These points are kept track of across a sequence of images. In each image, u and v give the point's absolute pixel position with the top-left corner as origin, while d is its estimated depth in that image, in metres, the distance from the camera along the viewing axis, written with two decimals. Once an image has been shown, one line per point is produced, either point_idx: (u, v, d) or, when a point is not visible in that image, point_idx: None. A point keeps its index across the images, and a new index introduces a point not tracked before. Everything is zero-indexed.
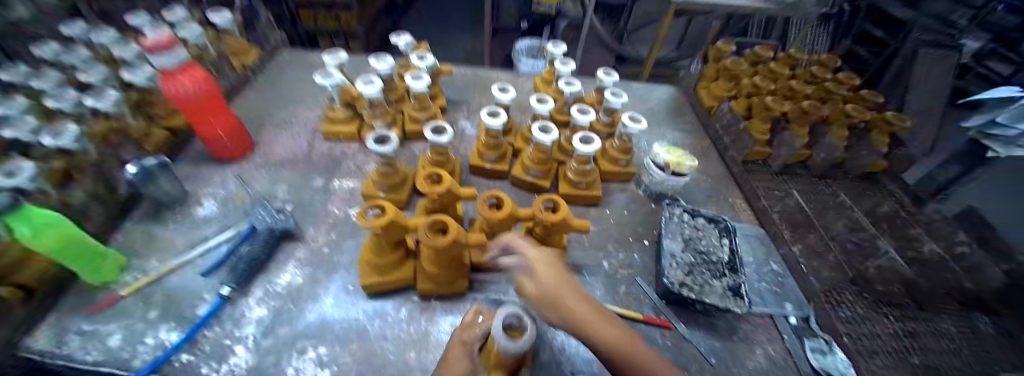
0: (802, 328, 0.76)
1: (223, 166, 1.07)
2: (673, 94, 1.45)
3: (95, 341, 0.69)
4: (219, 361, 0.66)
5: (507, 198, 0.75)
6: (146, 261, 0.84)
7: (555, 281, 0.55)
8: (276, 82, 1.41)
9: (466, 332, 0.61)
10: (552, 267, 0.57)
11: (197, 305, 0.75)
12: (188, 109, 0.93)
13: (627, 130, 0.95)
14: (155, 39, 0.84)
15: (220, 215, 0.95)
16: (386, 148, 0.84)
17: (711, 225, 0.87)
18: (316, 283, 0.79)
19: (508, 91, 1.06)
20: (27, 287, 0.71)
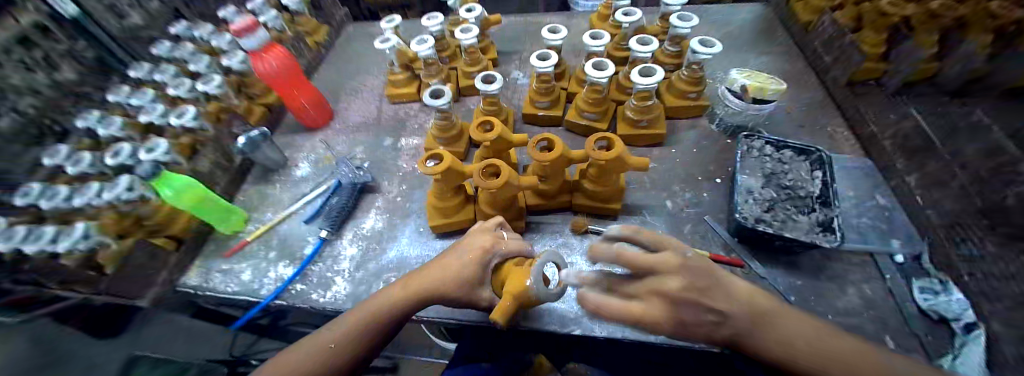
0: (911, 267, 0.67)
1: (310, 135, 1.16)
2: (758, 17, 1.24)
3: (234, 276, 0.87)
4: (325, 289, 0.78)
5: (558, 140, 0.74)
6: (260, 214, 0.99)
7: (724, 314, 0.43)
8: (343, 53, 1.45)
9: (494, 243, 0.63)
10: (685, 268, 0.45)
11: (304, 246, 0.88)
12: (277, 85, 1.02)
13: (697, 57, 0.85)
14: (241, 23, 0.92)
15: (313, 174, 1.05)
16: (438, 101, 0.85)
17: (800, 157, 0.77)
18: (393, 227, 0.87)
19: (558, 32, 0.99)
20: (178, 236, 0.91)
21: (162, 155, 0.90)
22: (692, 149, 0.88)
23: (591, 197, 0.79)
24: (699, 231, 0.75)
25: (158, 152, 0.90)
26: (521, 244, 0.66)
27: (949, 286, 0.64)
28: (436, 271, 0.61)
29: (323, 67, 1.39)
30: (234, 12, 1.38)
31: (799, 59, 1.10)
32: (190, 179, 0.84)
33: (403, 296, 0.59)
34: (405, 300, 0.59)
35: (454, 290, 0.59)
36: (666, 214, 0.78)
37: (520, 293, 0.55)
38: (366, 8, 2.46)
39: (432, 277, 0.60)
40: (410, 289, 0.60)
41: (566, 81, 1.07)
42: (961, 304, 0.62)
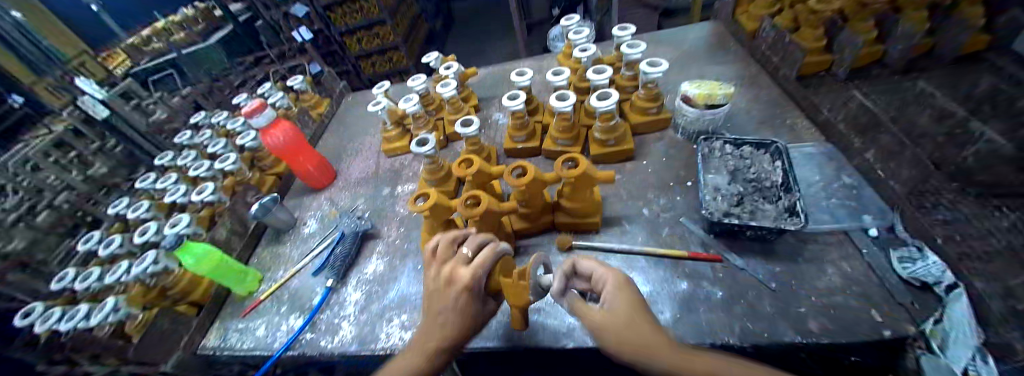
0: (887, 240, 0.70)
1: (315, 194, 1.27)
2: (714, 33, 1.35)
3: (249, 333, 0.92)
4: (332, 335, 0.83)
5: (530, 165, 0.81)
6: (272, 272, 1.07)
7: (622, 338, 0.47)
8: (343, 119, 1.60)
9: (474, 273, 0.58)
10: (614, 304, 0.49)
11: (312, 297, 0.94)
12: (283, 154, 1.14)
13: (649, 77, 0.94)
14: (249, 105, 1.05)
15: (319, 229, 1.14)
16: (424, 149, 0.95)
17: (760, 151, 0.82)
18: (393, 268, 0.92)
19: (525, 74, 1.10)
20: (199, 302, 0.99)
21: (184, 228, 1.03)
22: (662, 159, 0.94)
23: (570, 215, 0.85)
24: (676, 233, 0.79)
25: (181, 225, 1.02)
26: (494, 250, 0.61)
27: (926, 251, 0.64)
28: (440, 318, 0.60)
29: (326, 134, 1.53)
30: (248, 98, 1.59)
31: (754, 65, 1.18)
32: (208, 244, 0.92)
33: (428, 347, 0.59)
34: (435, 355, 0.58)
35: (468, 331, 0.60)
36: (643, 221, 0.83)
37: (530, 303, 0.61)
38: (366, 79, 2.73)
39: (448, 320, 0.59)
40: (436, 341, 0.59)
41: (540, 115, 1.17)
42: (939, 267, 0.61)
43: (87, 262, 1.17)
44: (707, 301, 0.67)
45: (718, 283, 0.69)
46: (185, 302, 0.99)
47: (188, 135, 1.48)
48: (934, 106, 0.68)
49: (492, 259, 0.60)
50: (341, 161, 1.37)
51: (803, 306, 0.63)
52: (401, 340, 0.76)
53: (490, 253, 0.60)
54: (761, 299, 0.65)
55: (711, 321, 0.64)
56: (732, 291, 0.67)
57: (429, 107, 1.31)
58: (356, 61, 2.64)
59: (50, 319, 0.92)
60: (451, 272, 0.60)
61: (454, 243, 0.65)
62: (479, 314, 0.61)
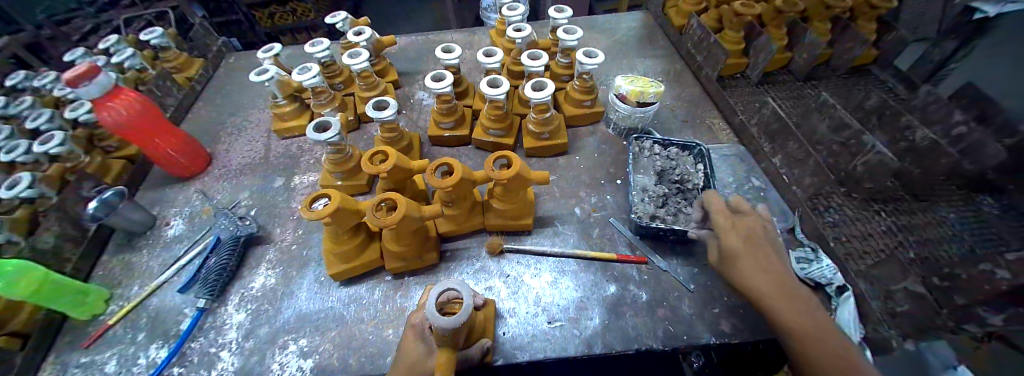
0: (788, 241, 0.73)
1: (185, 184, 1.02)
2: (642, 23, 1.36)
3: (92, 372, 0.71)
4: (208, 368, 0.67)
5: (457, 163, 0.71)
6: (128, 288, 0.83)
7: (758, 270, 0.54)
8: (225, 88, 1.30)
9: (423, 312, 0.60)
10: (729, 243, 0.58)
11: (180, 320, 0.75)
12: (128, 134, 0.87)
13: (583, 67, 0.88)
14: (74, 70, 0.76)
15: (190, 231, 0.91)
16: (325, 136, 0.78)
17: (686, 152, 0.83)
18: (289, 281, 0.78)
19: (453, 51, 0.97)
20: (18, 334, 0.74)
21: None
22: (593, 154, 0.92)
23: (501, 216, 0.78)
24: (606, 235, 0.77)
25: None
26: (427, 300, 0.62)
27: (820, 253, 0.69)
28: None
29: (202, 106, 1.23)
30: (84, 55, 1.20)
31: (678, 60, 1.20)
32: (29, 261, 0.66)
33: None
34: None
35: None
36: (575, 221, 0.80)
37: (443, 343, 0.53)
38: (264, 34, 2.27)
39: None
40: None
41: (470, 98, 1.06)
42: (832, 269, 0.67)
43: None
44: (633, 305, 0.66)
45: (644, 286, 0.68)
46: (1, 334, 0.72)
47: None
48: (832, 116, 0.76)
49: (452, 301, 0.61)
50: (220, 142, 1.11)
51: (717, 307, 0.65)
52: (299, 371, 0.65)
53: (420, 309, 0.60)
54: (681, 302, 0.66)
55: (637, 327, 0.63)
56: (655, 296, 0.67)
57: (335, 80, 1.10)
58: (250, 11, 2.16)
59: None
60: (416, 319, 0.60)
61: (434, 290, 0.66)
62: (420, 363, 0.55)
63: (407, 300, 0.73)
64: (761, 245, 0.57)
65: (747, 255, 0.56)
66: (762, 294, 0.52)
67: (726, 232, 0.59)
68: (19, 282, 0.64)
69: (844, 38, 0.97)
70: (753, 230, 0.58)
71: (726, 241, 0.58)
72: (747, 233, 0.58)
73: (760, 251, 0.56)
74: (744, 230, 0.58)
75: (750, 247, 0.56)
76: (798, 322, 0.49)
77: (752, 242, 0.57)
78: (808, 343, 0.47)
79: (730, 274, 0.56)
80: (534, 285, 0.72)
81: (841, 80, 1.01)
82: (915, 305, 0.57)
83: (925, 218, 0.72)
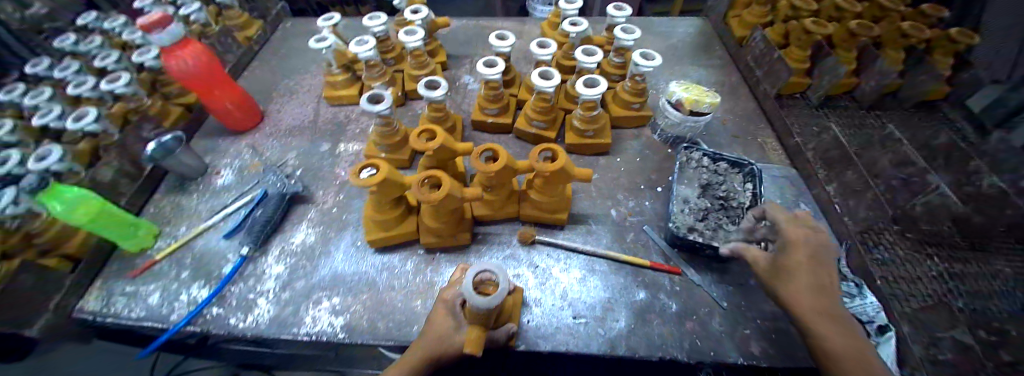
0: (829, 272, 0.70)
1: (237, 138, 1.06)
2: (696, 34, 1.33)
3: (137, 301, 0.76)
4: (245, 312, 0.71)
5: (502, 150, 0.71)
6: (176, 228, 0.88)
7: (811, 283, 0.51)
8: (280, 51, 1.34)
9: (454, 289, 0.61)
10: (788, 251, 0.54)
11: (223, 264, 0.80)
12: (192, 84, 0.92)
13: (639, 69, 0.87)
14: (151, 17, 0.81)
15: (238, 182, 0.96)
16: (377, 107, 0.80)
17: (734, 170, 0.80)
18: (327, 241, 0.81)
19: (507, 39, 0.98)
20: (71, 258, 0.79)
21: (55, 163, 0.81)
22: (635, 157, 0.91)
23: (538, 208, 0.78)
24: (640, 241, 0.77)
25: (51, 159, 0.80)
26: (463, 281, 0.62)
27: (864, 290, 0.66)
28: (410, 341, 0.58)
29: (257, 66, 1.27)
30: (154, 3, 1.26)
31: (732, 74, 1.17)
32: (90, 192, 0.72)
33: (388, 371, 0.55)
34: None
35: (446, 350, 0.56)
36: (611, 223, 0.80)
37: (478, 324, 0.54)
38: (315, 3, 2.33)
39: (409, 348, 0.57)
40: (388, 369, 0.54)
41: (515, 88, 1.06)
42: (875, 307, 0.64)
43: None
44: (661, 313, 0.66)
45: (674, 297, 0.68)
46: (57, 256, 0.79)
47: (69, 39, 1.15)
48: None
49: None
50: (271, 102, 1.16)
51: (748, 328, 0.64)
52: (330, 327, 0.68)
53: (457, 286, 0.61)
54: (712, 318, 0.65)
55: (662, 336, 0.63)
56: (685, 308, 0.67)
57: (387, 55, 1.13)
58: None
59: None
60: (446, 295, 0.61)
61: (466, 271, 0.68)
62: (447, 337, 0.57)
63: (437, 275, 0.75)
64: (822, 259, 0.53)
65: (804, 266, 0.52)
66: (807, 303, 0.50)
67: (792, 241, 0.55)
68: (78, 210, 0.70)
69: (915, 70, 0.91)
70: (823, 248, 0.53)
71: (789, 250, 0.54)
72: (814, 248, 0.54)
73: (819, 264, 0.53)
74: (809, 241, 0.54)
75: (810, 258, 0.53)
76: (842, 342, 0.47)
77: (813, 254, 0.53)
78: (846, 362, 0.46)
79: (777, 280, 0.54)
80: (562, 279, 0.72)
81: (906, 114, 0.96)
82: (962, 355, 0.57)
83: (983, 269, 0.67)
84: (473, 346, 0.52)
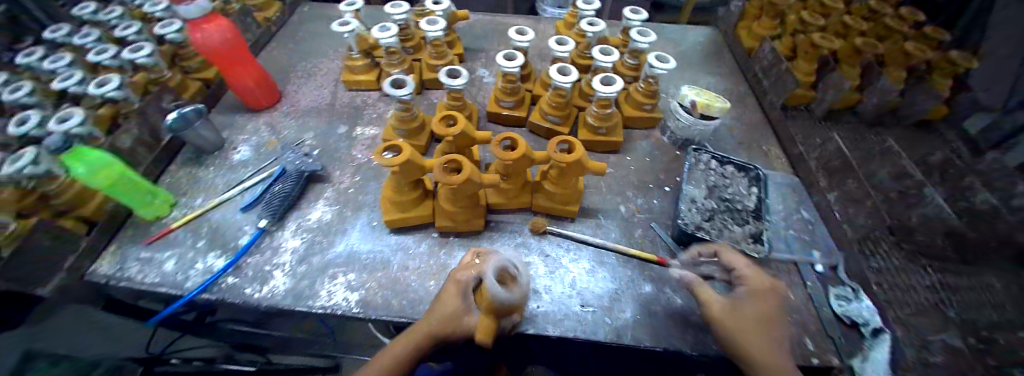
0: (829, 277, 0.77)
1: (255, 115, 1.08)
2: (707, 44, 1.36)
3: (153, 266, 0.77)
4: (261, 283, 0.73)
5: (520, 140, 0.73)
6: (192, 199, 0.90)
7: (767, 346, 0.51)
8: (298, 34, 1.36)
9: (466, 270, 0.63)
10: (751, 316, 0.55)
11: (239, 236, 0.81)
12: (216, 58, 0.94)
13: (654, 71, 0.90)
14: None
15: (255, 159, 0.97)
16: (400, 92, 0.82)
17: (741, 174, 0.83)
18: (343, 220, 0.83)
19: (526, 34, 1.00)
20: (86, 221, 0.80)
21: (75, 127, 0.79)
22: (646, 157, 0.94)
23: (550, 198, 0.80)
24: (647, 236, 0.79)
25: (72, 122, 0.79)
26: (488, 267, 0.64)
27: (860, 294, 0.72)
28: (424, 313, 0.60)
29: (276, 47, 1.29)
30: None
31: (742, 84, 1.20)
32: (111, 156, 0.74)
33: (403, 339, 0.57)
34: (416, 341, 0.56)
35: (455, 331, 0.58)
36: (619, 218, 0.83)
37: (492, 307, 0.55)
38: None
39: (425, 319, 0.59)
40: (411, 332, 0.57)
41: (530, 83, 1.09)
42: (871, 311, 0.69)
43: None
44: (666, 306, 0.69)
45: (679, 292, 0.71)
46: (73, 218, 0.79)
47: (88, 9, 1.16)
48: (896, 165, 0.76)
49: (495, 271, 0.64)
50: (289, 83, 1.17)
51: None
52: (344, 301, 0.70)
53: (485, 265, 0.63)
54: None
55: (666, 327, 0.66)
56: (690, 302, 0.69)
57: (406, 44, 1.15)
58: None
59: None
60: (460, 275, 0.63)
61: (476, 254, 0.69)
62: (457, 319, 0.59)
63: (450, 259, 0.77)
64: (777, 328, 0.54)
65: (761, 330, 0.53)
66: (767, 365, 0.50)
67: (746, 303, 0.56)
68: (99, 174, 0.72)
69: None
70: (771, 314, 0.55)
71: (743, 310, 0.55)
72: (766, 313, 0.55)
73: (776, 332, 0.54)
74: (768, 308, 0.56)
75: (765, 324, 0.54)
76: None
77: (768, 321, 0.54)
78: None
79: (737, 336, 0.53)
80: (571, 268, 0.75)
81: None
82: (951, 357, 0.59)
83: None
84: (487, 336, 0.56)
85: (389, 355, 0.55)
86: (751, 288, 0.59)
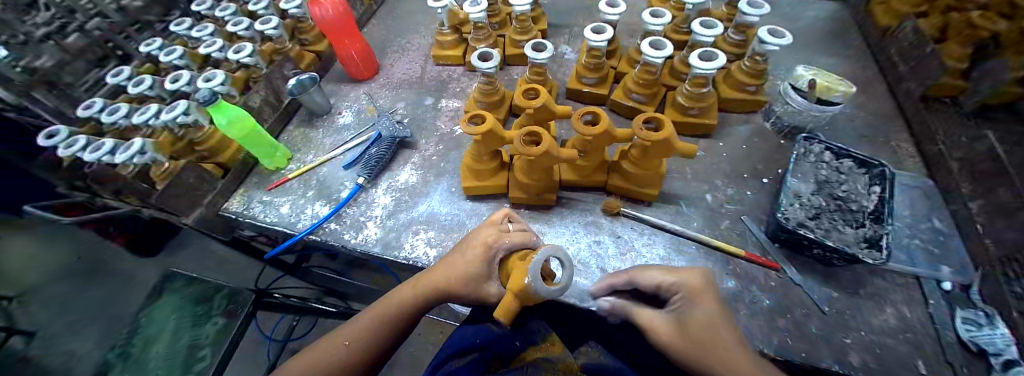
0: (957, 296, 0.65)
1: (356, 84, 1.19)
2: (827, 23, 1.18)
3: (273, 208, 0.91)
4: (357, 232, 0.82)
5: (604, 115, 0.71)
6: (303, 155, 1.03)
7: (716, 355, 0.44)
8: (394, 10, 1.45)
9: (497, 237, 0.58)
10: (688, 323, 0.48)
11: (341, 189, 0.92)
12: (330, 32, 1.04)
13: (765, 48, 0.80)
14: None
15: (355, 123, 1.08)
16: (487, 65, 0.85)
17: (861, 170, 0.73)
18: (427, 183, 0.89)
19: (618, 6, 0.95)
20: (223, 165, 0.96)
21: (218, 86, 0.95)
22: (740, 145, 0.87)
23: (629, 180, 0.78)
24: (736, 229, 0.74)
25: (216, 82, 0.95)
26: (527, 236, 0.60)
27: (995, 321, 0.61)
28: (441, 269, 0.59)
29: (375, 22, 1.39)
30: None
31: (869, 71, 1.03)
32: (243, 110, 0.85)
33: (413, 291, 0.59)
34: (422, 297, 0.58)
35: (461, 287, 0.56)
36: (704, 207, 0.77)
37: (520, 291, 0.49)
38: None
39: (436, 276, 0.58)
40: (417, 286, 0.59)
41: (615, 60, 1.04)
42: (1005, 340, 0.59)
43: (115, 96, 1.11)
44: (751, 305, 0.64)
45: (769, 291, 0.65)
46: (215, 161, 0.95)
47: None
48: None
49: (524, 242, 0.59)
50: (386, 56, 1.27)
51: (849, 337, 0.60)
52: (425, 256, 0.76)
53: (526, 235, 0.60)
54: (809, 319, 0.61)
55: (748, 323, 0.61)
56: (781, 303, 0.64)
57: (493, 19, 1.17)
58: None
59: (74, 146, 0.83)
60: (482, 234, 0.59)
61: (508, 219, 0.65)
62: (478, 285, 0.56)
63: None
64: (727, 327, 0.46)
65: (710, 334, 0.46)
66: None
67: (689, 307, 0.49)
68: (234, 126, 0.85)
69: None
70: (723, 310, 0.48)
71: (688, 316, 0.48)
72: (715, 311, 0.48)
73: (729, 333, 0.46)
74: (710, 308, 0.48)
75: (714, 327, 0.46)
76: None
77: (716, 321, 0.46)
78: None
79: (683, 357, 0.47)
80: (645, 253, 0.72)
81: None
82: None
83: None
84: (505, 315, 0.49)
85: (394, 301, 0.59)
86: (686, 291, 0.50)
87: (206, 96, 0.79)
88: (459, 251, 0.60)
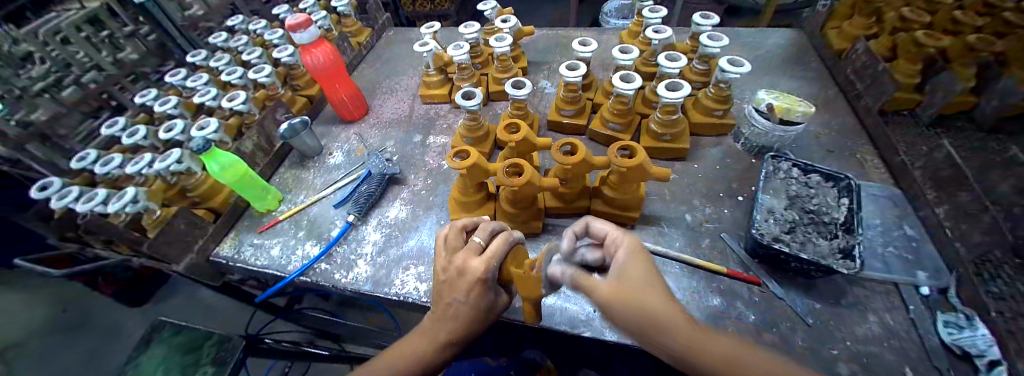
0: (939, 302, 0.67)
1: (347, 126, 1.23)
2: (787, 48, 1.26)
3: (264, 250, 0.92)
4: (347, 270, 0.83)
5: (581, 146, 0.74)
6: (295, 196, 1.05)
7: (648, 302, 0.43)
8: (383, 56, 1.53)
9: (486, 265, 0.53)
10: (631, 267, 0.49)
11: (331, 228, 0.93)
12: (321, 79, 1.10)
13: (725, 76, 0.86)
14: (296, 19, 0.97)
15: (346, 163, 1.11)
16: (470, 104, 0.90)
17: (828, 183, 0.77)
18: (416, 218, 0.91)
19: (589, 44, 1.02)
20: (215, 209, 0.98)
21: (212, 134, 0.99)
22: (715, 165, 0.91)
23: (610, 204, 0.80)
24: (717, 247, 0.76)
25: (210, 130, 0.98)
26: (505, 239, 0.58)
27: (976, 321, 0.63)
28: (445, 311, 0.55)
29: (365, 67, 1.47)
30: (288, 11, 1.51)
31: (831, 90, 1.10)
32: (235, 155, 0.88)
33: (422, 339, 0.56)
34: (431, 343, 0.55)
35: (474, 323, 0.55)
36: (684, 227, 0.80)
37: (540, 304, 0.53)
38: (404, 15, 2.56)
39: (445, 318, 0.55)
40: (426, 336, 0.56)
41: (592, 92, 1.10)
42: (987, 340, 0.61)
43: (108, 147, 1.13)
44: (738, 323, 0.65)
45: (755, 308, 0.66)
46: (206, 207, 0.96)
47: (222, 38, 1.39)
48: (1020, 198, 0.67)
49: (504, 249, 0.55)
50: (375, 98, 1.32)
51: (835, 349, 0.60)
52: (415, 290, 0.76)
53: (504, 241, 0.56)
54: (795, 333, 0.62)
55: None
56: (767, 318, 0.65)
57: (476, 60, 1.24)
58: None
59: (68, 197, 0.86)
60: (461, 262, 0.54)
61: (465, 233, 0.61)
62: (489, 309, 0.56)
63: None
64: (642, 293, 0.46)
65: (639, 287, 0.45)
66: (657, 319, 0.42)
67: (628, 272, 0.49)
68: (229, 171, 0.87)
69: None
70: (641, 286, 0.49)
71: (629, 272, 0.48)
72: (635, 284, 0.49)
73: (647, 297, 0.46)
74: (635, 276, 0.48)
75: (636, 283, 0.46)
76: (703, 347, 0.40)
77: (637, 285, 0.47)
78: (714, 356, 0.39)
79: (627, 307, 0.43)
80: None
81: None
82: None
83: None
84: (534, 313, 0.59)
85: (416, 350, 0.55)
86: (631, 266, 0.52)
87: (199, 146, 0.81)
88: (449, 285, 0.56)
